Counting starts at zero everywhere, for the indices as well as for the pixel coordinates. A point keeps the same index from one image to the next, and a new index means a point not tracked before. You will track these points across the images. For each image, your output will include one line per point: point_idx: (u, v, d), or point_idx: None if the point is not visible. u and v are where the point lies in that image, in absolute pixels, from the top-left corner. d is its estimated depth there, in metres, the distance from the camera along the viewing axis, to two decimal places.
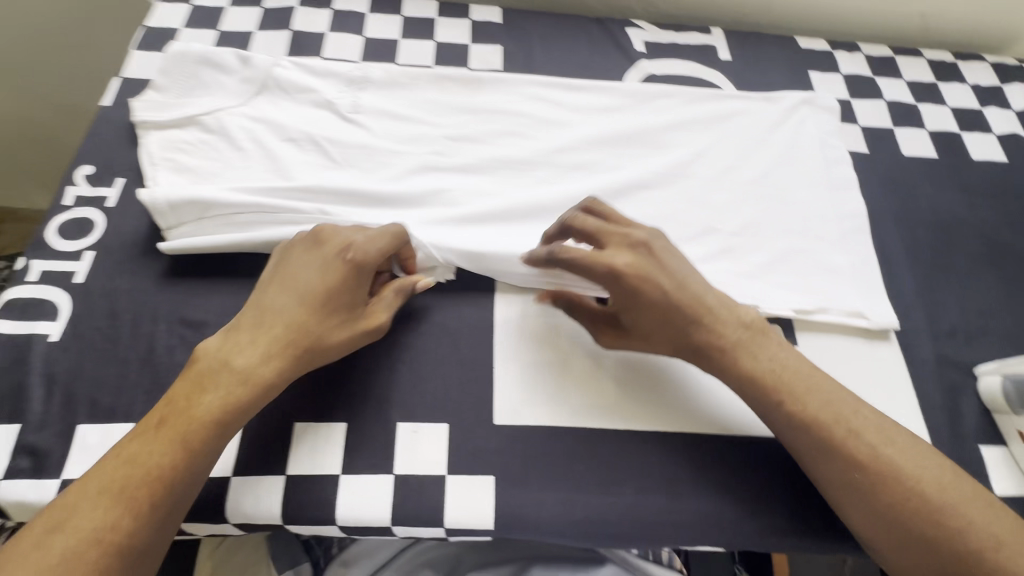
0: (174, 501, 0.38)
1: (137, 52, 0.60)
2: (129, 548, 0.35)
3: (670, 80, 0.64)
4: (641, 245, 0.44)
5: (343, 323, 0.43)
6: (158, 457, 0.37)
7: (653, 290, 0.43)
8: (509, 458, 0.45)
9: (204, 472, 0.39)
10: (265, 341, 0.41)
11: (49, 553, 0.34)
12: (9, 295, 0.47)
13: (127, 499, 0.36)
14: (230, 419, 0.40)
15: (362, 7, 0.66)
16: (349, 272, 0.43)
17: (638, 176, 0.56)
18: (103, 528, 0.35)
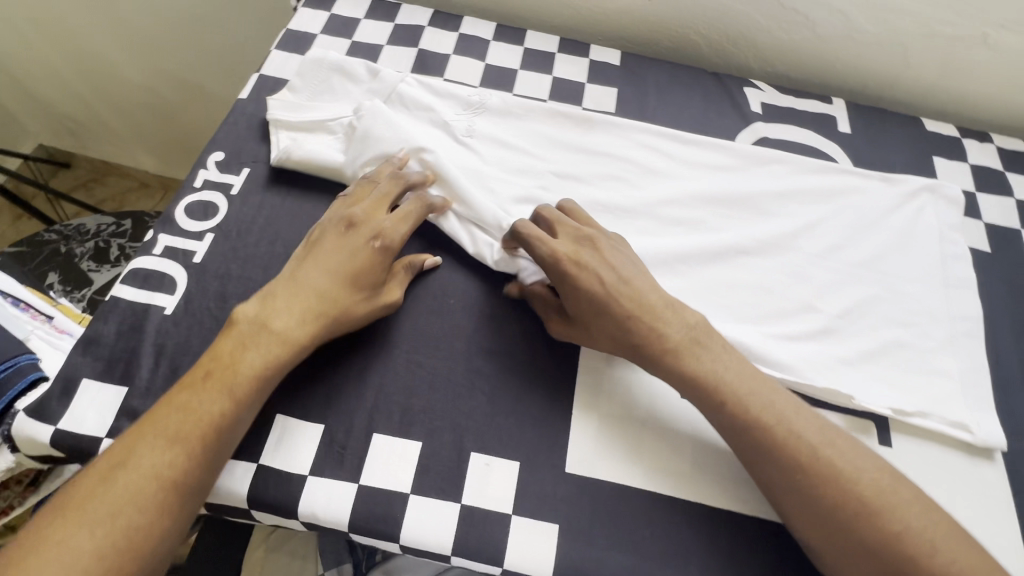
0: (222, 445, 0.40)
1: (278, 52, 0.64)
2: (184, 485, 0.38)
3: (783, 146, 0.63)
4: (584, 238, 0.48)
5: (368, 297, 0.47)
6: (208, 406, 0.40)
7: (590, 277, 0.46)
8: (575, 509, 0.44)
9: (247, 421, 0.42)
10: (303, 307, 0.45)
11: (115, 487, 0.37)
12: (135, 263, 0.51)
13: (182, 442, 0.39)
14: (271, 375, 0.43)
15: (486, 34, 0.68)
16: (376, 256, 0.47)
17: (741, 240, 0.55)
18: (162, 466, 0.38)
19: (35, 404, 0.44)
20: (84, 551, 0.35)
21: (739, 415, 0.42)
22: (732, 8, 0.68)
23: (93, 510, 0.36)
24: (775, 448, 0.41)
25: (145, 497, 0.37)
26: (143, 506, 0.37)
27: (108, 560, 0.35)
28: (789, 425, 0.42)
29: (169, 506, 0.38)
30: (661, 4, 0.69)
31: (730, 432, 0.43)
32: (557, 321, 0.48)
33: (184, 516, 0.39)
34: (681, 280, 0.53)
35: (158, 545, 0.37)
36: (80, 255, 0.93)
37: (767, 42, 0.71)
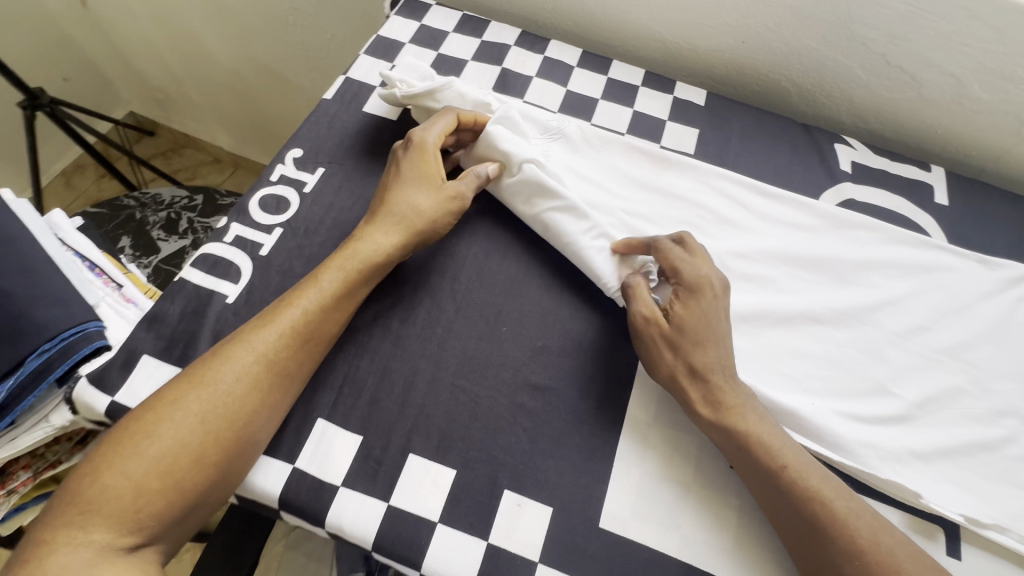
0: (311, 333, 0.45)
1: (366, 58, 0.65)
2: (277, 367, 0.43)
3: (872, 211, 0.59)
4: (723, 284, 0.48)
5: (432, 195, 0.51)
6: (303, 296, 0.45)
7: (713, 303, 0.47)
8: (604, 569, 0.42)
9: (338, 314, 0.46)
10: (383, 217, 0.49)
11: (222, 360, 0.42)
12: (206, 249, 0.52)
13: (277, 327, 0.44)
14: (356, 276, 0.47)
15: (570, 59, 0.68)
16: (415, 156, 0.52)
17: (814, 306, 0.52)
18: (260, 346, 0.43)
19: (97, 372, 0.46)
20: (193, 413, 0.40)
21: (792, 489, 0.41)
22: (831, 59, 0.65)
23: (204, 377, 0.41)
24: (826, 531, 0.40)
25: (245, 370, 0.42)
26: (242, 379, 0.42)
27: (212, 421, 0.40)
28: (846, 509, 0.40)
29: (264, 384, 0.42)
30: (756, 47, 0.67)
31: (777, 505, 0.42)
32: (656, 323, 0.47)
33: (277, 399, 0.43)
34: (744, 341, 0.50)
35: (254, 420, 0.41)
36: (152, 223, 0.97)
37: (863, 98, 0.67)
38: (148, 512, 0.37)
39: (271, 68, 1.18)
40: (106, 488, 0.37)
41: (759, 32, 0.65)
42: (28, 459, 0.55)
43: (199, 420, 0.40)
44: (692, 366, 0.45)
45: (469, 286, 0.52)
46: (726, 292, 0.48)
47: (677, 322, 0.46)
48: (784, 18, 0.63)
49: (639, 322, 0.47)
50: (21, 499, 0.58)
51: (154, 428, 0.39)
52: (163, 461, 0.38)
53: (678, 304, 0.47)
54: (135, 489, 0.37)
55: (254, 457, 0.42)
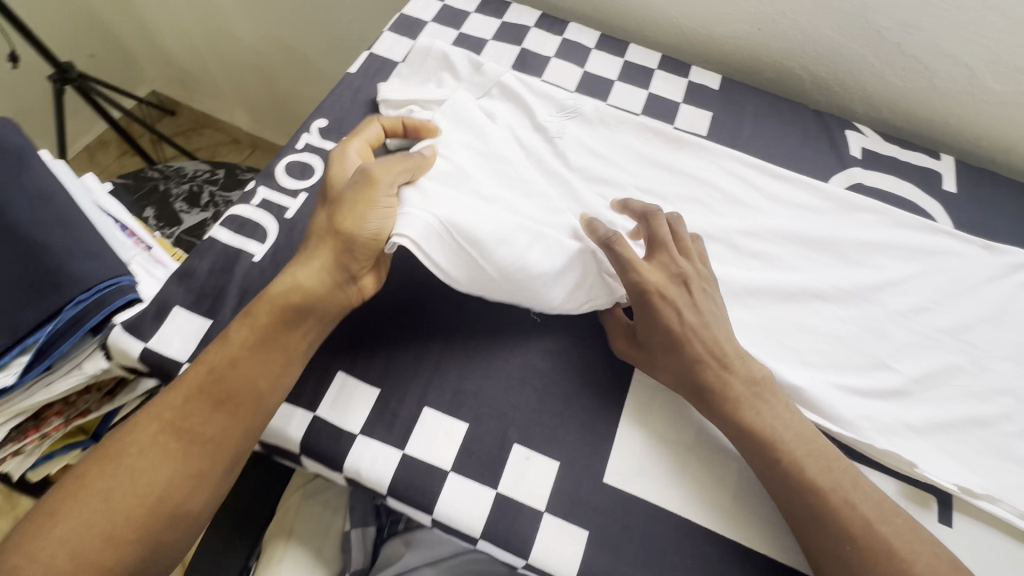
0: (222, 390, 0.42)
1: (390, 35, 0.67)
2: (188, 435, 0.41)
3: (880, 196, 0.60)
4: (681, 278, 0.48)
5: (352, 200, 0.45)
6: (214, 352, 0.43)
7: (672, 316, 0.46)
8: (607, 520, 0.44)
9: (258, 364, 0.43)
10: (305, 253, 0.46)
11: (130, 430, 0.41)
12: (234, 210, 0.54)
13: (182, 391, 0.42)
14: (268, 326, 0.44)
15: (588, 41, 0.69)
16: (330, 174, 0.49)
17: (819, 284, 0.53)
18: (166, 412, 0.41)
19: (132, 320, 0.49)
20: (104, 487, 0.38)
21: (795, 475, 0.42)
22: (845, 48, 0.66)
23: (113, 452, 0.40)
24: (827, 514, 0.41)
25: (152, 438, 0.40)
26: (149, 449, 0.40)
27: (119, 496, 0.38)
28: (842, 500, 0.41)
29: (175, 450, 0.40)
30: (773, 34, 0.68)
31: (781, 489, 0.43)
32: (625, 346, 0.49)
33: (200, 464, 0.40)
34: (748, 314, 0.52)
35: (174, 491, 0.39)
36: (175, 196, 1.00)
37: (877, 87, 0.68)
38: None
39: (294, 49, 1.20)
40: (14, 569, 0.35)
41: (776, 18, 0.66)
42: (61, 406, 0.58)
43: (106, 496, 0.38)
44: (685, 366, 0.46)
45: None
46: (685, 284, 0.48)
47: (643, 341, 0.47)
48: (801, 4, 0.64)
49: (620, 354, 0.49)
50: (49, 448, 0.62)
51: (62, 508, 0.37)
52: (76, 540, 0.37)
53: (641, 323, 0.47)
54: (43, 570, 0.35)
55: (181, 532, 0.40)
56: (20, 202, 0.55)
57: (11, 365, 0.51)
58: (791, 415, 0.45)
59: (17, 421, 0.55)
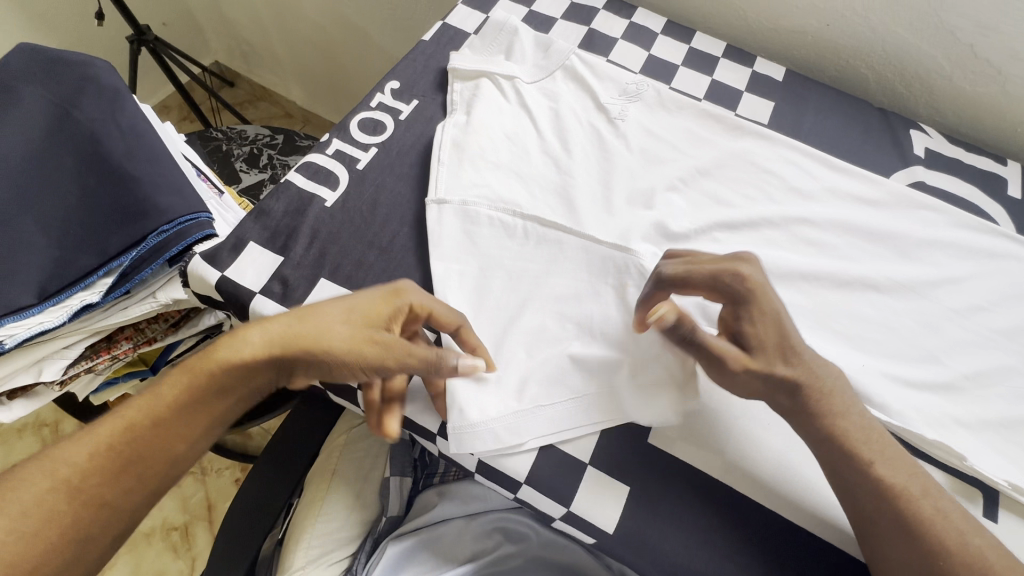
0: (132, 456, 0.40)
1: (463, 9, 0.70)
2: (84, 495, 0.38)
3: (941, 195, 0.60)
4: (740, 255, 0.46)
5: (346, 327, 0.43)
6: (134, 410, 0.41)
7: (771, 305, 0.44)
8: (648, 479, 0.45)
9: (177, 434, 0.41)
10: (262, 322, 0.43)
11: (20, 479, 0.38)
12: (309, 159, 0.57)
13: (88, 445, 0.39)
14: (195, 395, 0.41)
15: (655, 26, 0.70)
16: (359, 318, 0.44)
17: (873, 274, 0.53)
18: (67, 467, 0.38)
19: (211, 251, 0.52)
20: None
21: (878, 481, 0.39)
22: (916, 48, 0.66)
23: None
24: (913, 522, 0.38)
25: (38, 498, 0.37)
26: (32, 509, 0.37)
27: None
28: (933, 507, 0.39)
29: (60, 515, 0.37)
30: (840, 31, 0.69)
31: (861, 498, 0.40)
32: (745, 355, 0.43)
33: (88, 533, 0.38)
34: (800, 297, 0.52)
35: (61, 546, 0.37)
36: (236, 156, 1.05)
37: (943, 90, 0.68)
38: None
39: (357, 26, 1.24)
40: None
41: (845, 14, 0.67)
42: (131, 332, 0.62)
43: None
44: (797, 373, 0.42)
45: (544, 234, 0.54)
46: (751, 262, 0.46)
47: (756, 341, 0.43)
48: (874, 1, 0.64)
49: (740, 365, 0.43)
50: (114, 372, 0.66)
51: None
52: None
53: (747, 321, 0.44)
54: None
55: None
56: (114, 137, 0.59)
57: (97, 285, 0.55)
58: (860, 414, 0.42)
59: (89, 340, 0.59)
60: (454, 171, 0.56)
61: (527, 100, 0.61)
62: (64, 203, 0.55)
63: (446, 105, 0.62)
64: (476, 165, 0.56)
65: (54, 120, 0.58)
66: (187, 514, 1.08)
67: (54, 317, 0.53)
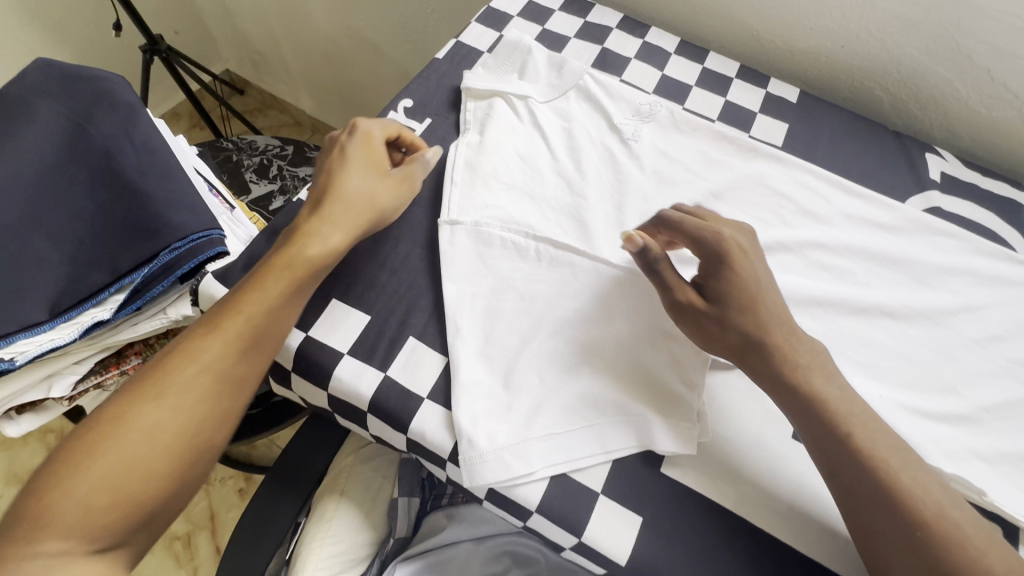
0: (259, 336, 0.44)
1: (477, 27, 0.70)
2: (227, 376, 0.42)
3: (957, 221, 0.59)
4: (745, 232, 0.50)
5: (379, 184, 0.53)
6: (248, 302, 0.45)
7: (748, 271, 0.47)
8: (661, 508, 0.45)
9: (290, 311, 0.46)
10: (328, 209, 0.50)
11: (166, 371, 0.41)
12: (322, 177, 0.57)
13: (221, 334, 0.43)
14: (302, 275, 0.47)
15: (668, 46, 0.70)
16: (377, 160, 0.54)
17: (889, 301, 0.53)
18: (207, 355, 0.42)
19: (223, 270, 0.52)
20: (138, 426, 0.39)
21: (861, 456, 0.40)
22: (932, 70, 0.65)
23: (147, 392, 0.40)
24: (895, 497, 0.38)
25: (193, 381, 0.41)
26: (189, 392, 0.41)
27: (161, 440, 0.39)
28: (913, 481, 0.39)
29: (212, 395, 0.41)
30: (855, 52, 0.68)
31: (843, 473, 0.40)
32: (696, 300, 0.47)
33: (235, 409, 0.43)
34: (815, 324, 0.52)
35: (208, 430, 0.41)
36: (246, 166, 1.05)
37: (960, 113, 0.67)
38: (100, 532, 0.36)
39: (368, 37, 1.24)
40: (50, 506, 0.36)
41: (861, 36, 0.67)
42: (140, 347, 0.62)
43: (147, 438, 0.39)
44: (750, 331, 0.44)
45: (557, 256, 0.54)
46: (751, 239, 0.50)
47: (717, 294, 0.46)
48: (889, 25, 0.64)
49: (681, 305, 0.47)
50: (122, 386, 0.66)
51: (99, 448, 0.37)
52: (111, 481, 0.37)
53: (713, 277, 0.47)
54: (80, 505, 0.36)
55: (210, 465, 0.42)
56: (128, 152, 0.59)
57: (107, 301, 0.55)
58: (889, 454, 0.40)
59: (99, 355, 0.59)
60: (466, 190, 0.56)
61: (540, 119, 0.61)
62: (78, 218, 0.56)
63: (459, 124, 0.62)
64: (489, 185, 0.56)
65: (70, 135, 0.59)
66: (190, 523, 1.08)
67: (64, 334, 0.53)
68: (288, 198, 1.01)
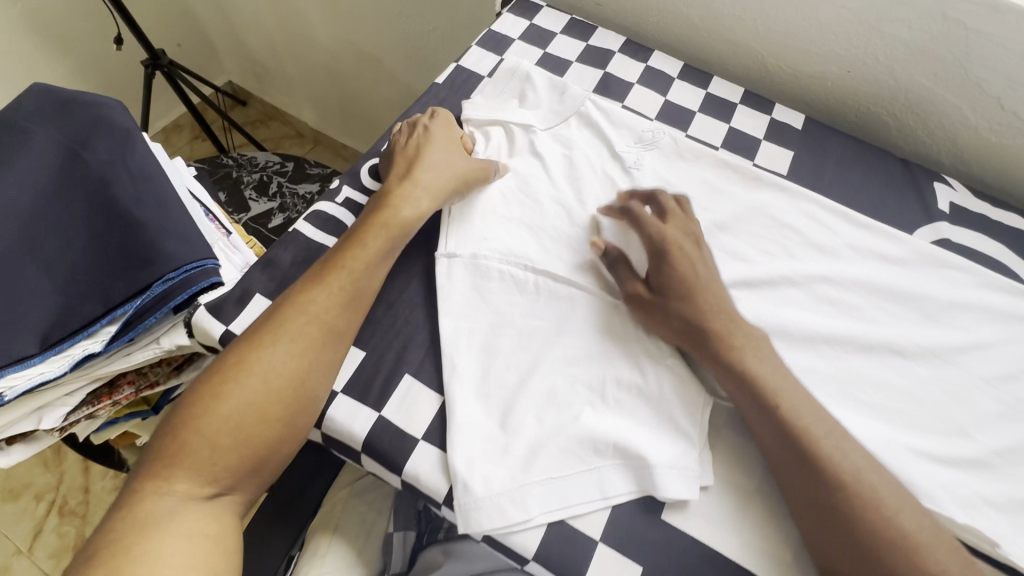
0: (355, 292, 0.48)
1: (477, 51, 0.69)
2: (328, 329, 0.47)
3: (968, 254, 0.58)
4: (694, 236, 0.53)
5: (458, 159, 0.56)
6: (347, 262, 0.49)
7: (687, 266, 0.51)
8: (662, 557, 0.43)
9: (380, 274, 0.50)
10: (414, 181, 0.54)
11: (278, 322, 0.46)
12: (318, 207, 0.57)
13: (323, 289, 0.47)
14: (392, 242, 0.51)
15: (672, 70, 0.69)
16: (452, 143, 0.57)
17: (897, 338, 0.51)
18: (311, 309, 0.47)
19: (216, 303, 0.51)
20: (251, 382, 0.44)
21: (784, 423, 0.43)
22: (939, 97, 0.64)
23: (262, 340, 0.45)
24: (900, 563, 0.38)
25: (298, 332, 0.46)
26: (297, 342, 0.45)
27: (272, 384, 0.44)
28: (834, 446, 0.42)
29: (316, 345, 0.46)
30: (861, 77, 0.67)
31: (768, 437, 0.44)
32: (641, 290, 0.51)
33: (335, 360, 0.47)
34: (822, 362, 0.51)
35: (308, 389, 0.45)
36: (246, 183, 1.04)
37: (970, 140, 0.66)
38: (223, 464, 0.42)
39: (370, 52, 1.24)
40: (184, 445, 0.42)
41: (867, 62, 0.66)
42: (134, 376, 0.61)
43: (261, 383, 0.44)
44: (692, 321, 0.48)
45: (557, 291, 0.53)
46: (696, 243, 0.53)
47: (660, 285, 0.50)
48: (896, 51, 0.63)
49: (628, 294, 0.51)
50: (116, 414, 0.65)
51: (224, 390, 0.43)
52: (233, 420, 0.43)
53: (657, 270, 0.51)
54: (207, 447, 0.42)
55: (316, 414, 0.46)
56: (123, 180, 0.58)
57: (99, 333, 0.54)
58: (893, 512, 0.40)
59: (92, 386, 0.58)
60: (464, 222, 0.55)
61: (540, 147, 0.60)
62: (71, 248, 0.55)
63: None
64: (488, 218, 0.56)
65: (65, 162, 0.58)
66: None
67: (54, 367, 0.52)
68: (288, 216, 1.01)
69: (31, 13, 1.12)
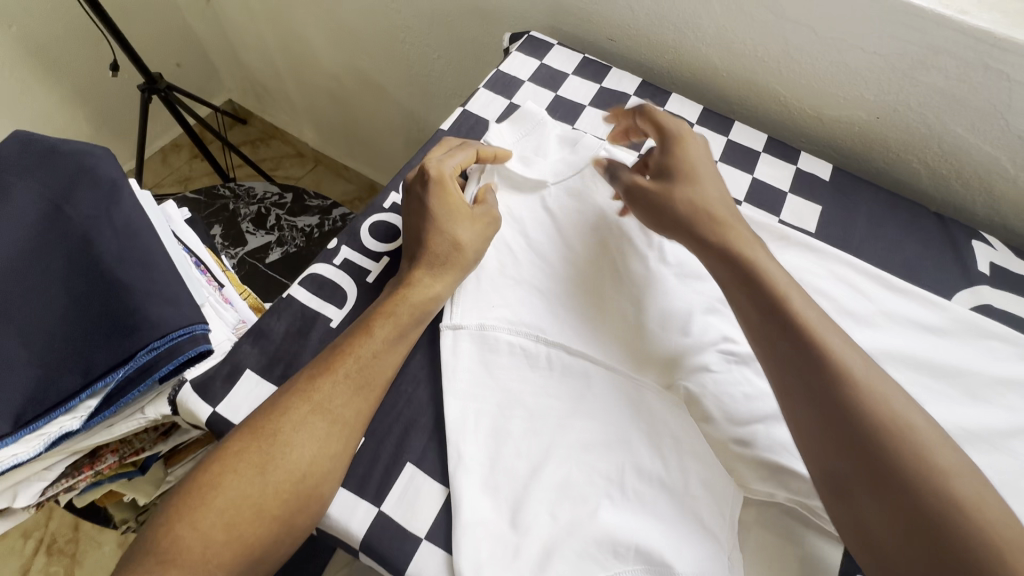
0: (365, 377, 0.45)
1: (485, 93, 0.66)
2: (335, 416, 0.43)
3: (1012, 322, 0.54)
4: (703, 139, 0.52)
5: (467, 229, 0.51)
6: (358, 343, 0.45)
7: (694, 161, 0.50)
8: None
9: (393, 357, 0.46)
10: (424, 259, 0.50)
11: (281, 408, 0.42)
12: (315, 269, 0.53)
13: (330, 372, 0.44)
14: (406, 323, 0.47)
15: (690, 115, 0.66)
16: (461, 205, 0.52)
17: (939, 421, 0.48)
18: (317, 394, 0.43)
19: (202, 380, 0.47)
20: (255, 467, 0.40)
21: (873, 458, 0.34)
22: (974, 148, 0.60)
23: (264, 426, 0.42)
24: None
25: (302, 420, 0.42)
26: (300, 429, 0.42)
27: (273, 475, 0.40)
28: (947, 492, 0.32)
29: (321, 434, 0.42)
30: (892, 124, 0.63)
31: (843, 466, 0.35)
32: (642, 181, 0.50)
33: (343, 451, 0.42)
34: None
35: (315, 474, 0.41)
36: (242, 216, 1.01)
37: (1008, 193, 0.62)
38: (216, 564, 0.38)
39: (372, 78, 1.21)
40: (180, 539, 0.38)
41: (898, 108, 0.62)
42: (117, 444, 0.57)
43: (261, 475, 0.40)
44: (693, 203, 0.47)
45: (571, 365, 0.49)
46: (702, 145, 0.52)
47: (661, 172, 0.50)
48: (929, 99, 0.59)
49: (627, 184, 0.51)
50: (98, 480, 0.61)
51: (221, 480, 0.40)
52: (230, 515, 0.39)
53: (661, 156, 0.51)
54: (205, 541, 0.38)
55: (318, 510, 0.41)
56: (107, 237, 0.54)
57: (78, 408, 0.50)
58: None
59: (71, 458, 0.54)
60: (472, 292, 0.51)
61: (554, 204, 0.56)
62: (50, 313, 0.51)
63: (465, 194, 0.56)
64: (496, 286, 0.52)
65: (45, 218, 0.54)
66: None
67: (29, 448, 0.48)
68: (286, 250, 0.97)
69: (25, 37, 1.09)
